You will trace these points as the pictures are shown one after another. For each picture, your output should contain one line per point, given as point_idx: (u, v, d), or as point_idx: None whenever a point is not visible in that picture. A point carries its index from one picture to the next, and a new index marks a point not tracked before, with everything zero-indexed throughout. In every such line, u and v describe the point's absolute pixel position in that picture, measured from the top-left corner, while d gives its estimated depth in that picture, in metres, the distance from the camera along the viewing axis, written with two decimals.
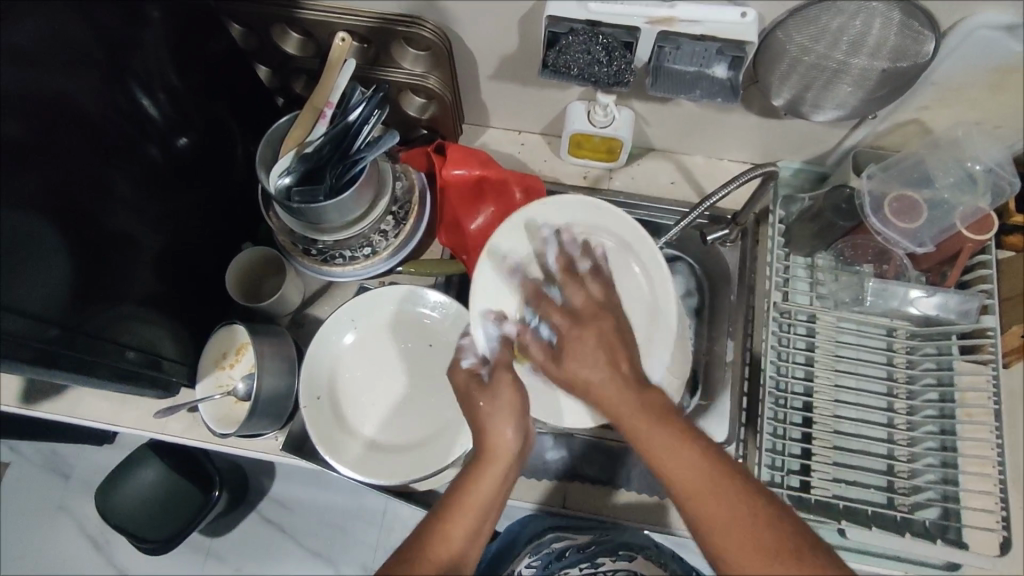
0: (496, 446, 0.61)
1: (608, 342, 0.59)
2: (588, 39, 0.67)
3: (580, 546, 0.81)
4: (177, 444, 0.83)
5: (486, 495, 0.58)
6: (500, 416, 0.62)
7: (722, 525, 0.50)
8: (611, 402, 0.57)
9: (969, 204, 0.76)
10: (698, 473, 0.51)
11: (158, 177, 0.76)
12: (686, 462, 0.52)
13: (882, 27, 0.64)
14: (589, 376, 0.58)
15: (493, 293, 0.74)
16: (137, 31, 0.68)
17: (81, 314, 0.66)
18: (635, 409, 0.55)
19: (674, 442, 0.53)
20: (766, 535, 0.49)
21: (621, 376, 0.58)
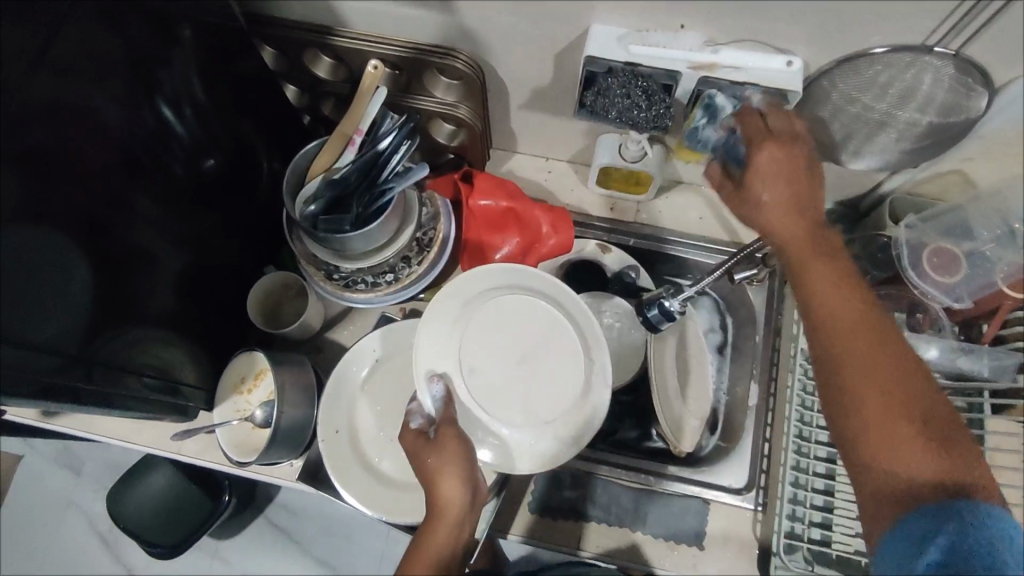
0: (444, 504, 0.63)
1: (811, 232, 0.57)
2: (628, 81, 0.66)
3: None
4: (193, 465, 0.82)
5: (433, 551, 0.61)
6: (445, 472, 0.64)
7: (867, 367, 0.51)
8: (801, 263, 0.56)
9: (1008, 259, 0.74)
10: (869, 341, 0.52)
11: (182, 195, 0.76)
12: (858, 336, 0.52)
13: (933, 82, 0.62)
14: (763, 191, 0.58)
15: (438, 351, 0.72)
16: (168, 50, 0.68)
17: (101, 336, 0.65)
18: (830, 266, 0.55)
19: (856, 308, 0.53)
20: (907, 400, 0.50)
21: (815, 234, 0.57)
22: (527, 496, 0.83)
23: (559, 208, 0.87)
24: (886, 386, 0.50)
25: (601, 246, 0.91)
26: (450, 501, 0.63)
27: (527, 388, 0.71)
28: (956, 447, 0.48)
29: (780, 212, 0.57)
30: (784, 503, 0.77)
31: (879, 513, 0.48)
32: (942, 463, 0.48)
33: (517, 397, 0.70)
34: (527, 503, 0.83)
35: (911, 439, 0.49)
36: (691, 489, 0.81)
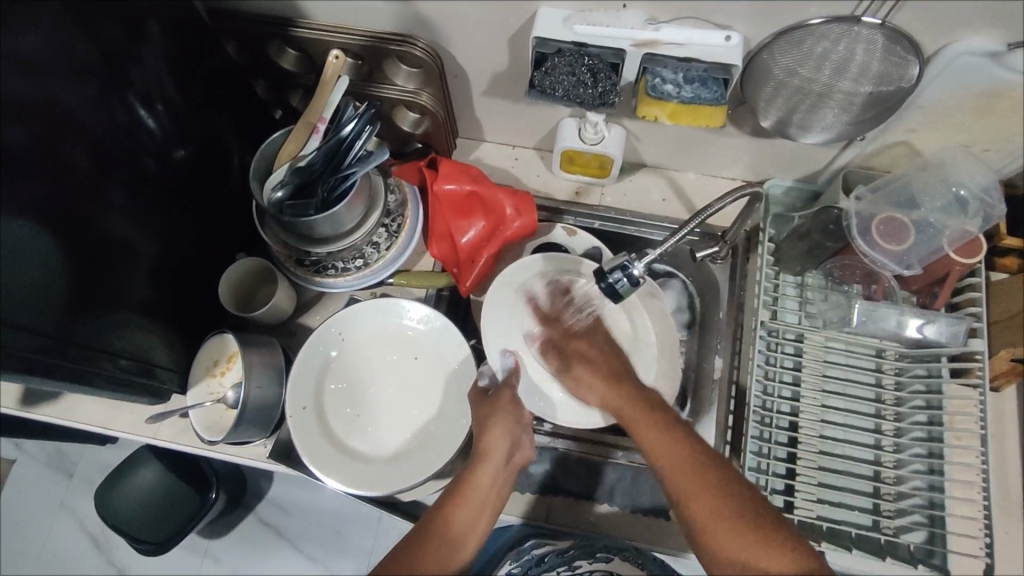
0: (488, 450, 0.68)
1: (600, 367, 0.71)
2: (574, 60, 0.68)
3: (559, 552, 0.86)
4: (169, 449, 0.85)
5: (479, 489, 0.65)
6: (494, 423, 0.70)
7: (694, 497, 0.60)
8: (613, 400, 0.69)
9: (955, 227, 0.76)
10: (698, 486, 0.60)
11: (155, 188, 0.78)
12: (666, 444, 0.63)
13: (865, 53, 0.64)
14: (581, 386, 0.72)
15: (504, 328, 0.79)
16: (138, 46, 0.70)
17: (75, 322, 0.67)
18: (631, 405, 0.68)
19: (668, 439, 0.63)
20: (731, 504, 0.59)
21: (637, 397, 0.68)
22: None
23: (523, 192, 0.89)
24: (718, 508, 0.59)
25: (567, 230, 0.91)
26: (496, 449, 0.68)
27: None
28: (780, 538, 0.57)
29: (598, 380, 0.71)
30: (744, 471, 0.78)
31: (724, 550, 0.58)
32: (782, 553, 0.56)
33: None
34: None
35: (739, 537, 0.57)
36: None
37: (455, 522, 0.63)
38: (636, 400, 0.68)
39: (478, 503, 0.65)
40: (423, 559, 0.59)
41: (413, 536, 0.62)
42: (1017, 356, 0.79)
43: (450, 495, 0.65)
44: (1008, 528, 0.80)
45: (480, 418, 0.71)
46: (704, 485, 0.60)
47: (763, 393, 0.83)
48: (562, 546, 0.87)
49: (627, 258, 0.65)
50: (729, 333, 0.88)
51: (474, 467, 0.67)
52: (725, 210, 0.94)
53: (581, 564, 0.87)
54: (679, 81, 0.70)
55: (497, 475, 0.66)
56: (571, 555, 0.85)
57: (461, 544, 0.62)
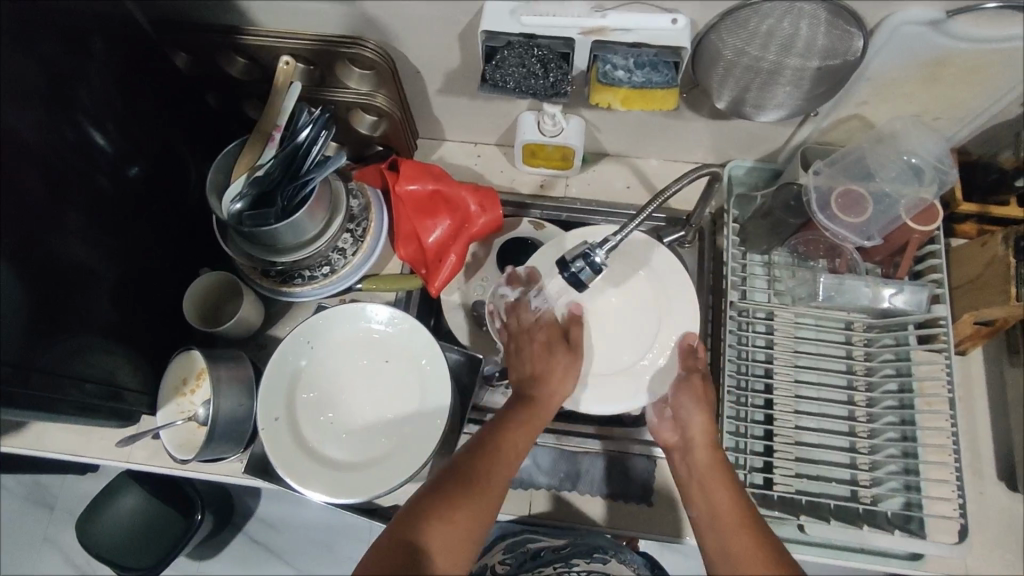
0: (555, 397, 0.72)
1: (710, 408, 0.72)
2: (524, 52, 0.68)
3: (555, 549, 0.85)
4: (143, 472, 0.84)
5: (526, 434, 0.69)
6: (565, 376, 0.73)
7: (752, 562, 0.60)
8: (703, 446, 0.69)
9: (912, 196, 0.77)
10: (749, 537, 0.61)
11: (112, 207, 0.76)
12: (734, 505, 0.64)
13: (810, 28, 0.64)
14: (692, 411, 0.72)
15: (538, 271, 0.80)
16: (82, 64, 0.69)
17: (35, 348, 0.66)
18: (717, 456, 0.69)
19: (739, 505, 0.64)
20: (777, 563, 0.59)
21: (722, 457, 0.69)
22: None
23: (486, 188, 0.88)
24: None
25: (534, 223, 0.92)
26: (557, 395, 0.73)
27: (609, 332, 0.78)
28: None
29: (706, 424, 0.71)
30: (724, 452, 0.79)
31: None
32: None
33: (601, 340, 0.78)
34: None
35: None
36: (634, 448, 0.83)
37: (515, 454, 0.67)
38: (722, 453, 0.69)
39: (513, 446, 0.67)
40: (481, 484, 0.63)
41: (478, 453, 0.66)
42: (980, 318, 0.80)
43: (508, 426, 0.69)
44: (982, 488, 0.81)
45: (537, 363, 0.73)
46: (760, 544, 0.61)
47: (737, 372, 0.84)
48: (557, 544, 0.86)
49: (587, 246, 0.65)
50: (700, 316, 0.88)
51: (536, 407, 0.71)
52: (689, 194, 0.94)
53: (577, 562, 0.83)
54: (630, 67, 0.70)
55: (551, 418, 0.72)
56: (566, 551, 0.84)
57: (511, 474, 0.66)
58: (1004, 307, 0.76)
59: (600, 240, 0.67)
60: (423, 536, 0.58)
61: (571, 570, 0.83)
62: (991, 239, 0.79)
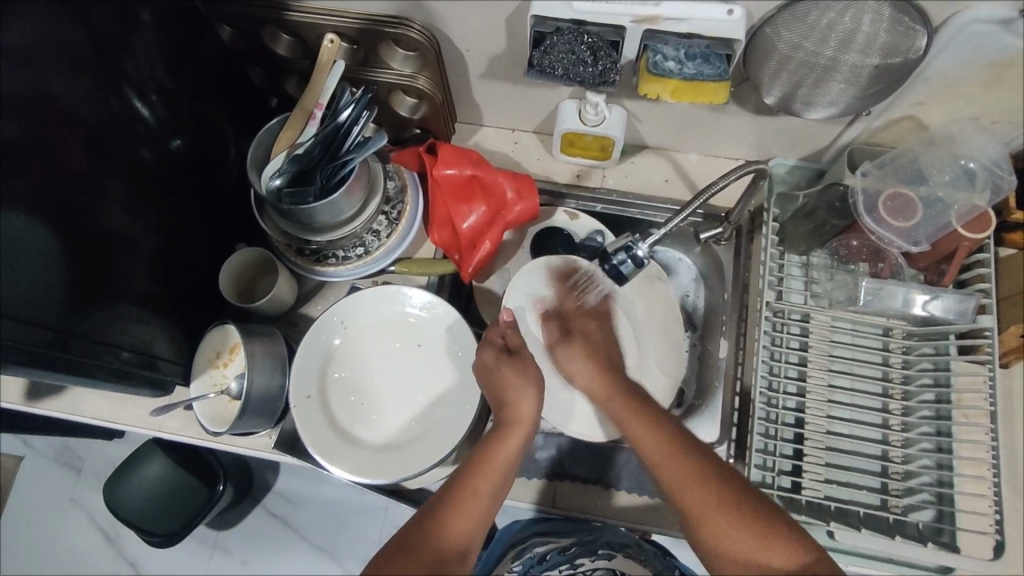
0: (519, 418, 0.68)
1: (592, 353, 0.76)
2: (574, 38, 0.67)
3: (562, 550, 0.86)
4: (175, 441, 0.85)
5: (507, 457, 0.66)
6: (523, 393, 0.69)
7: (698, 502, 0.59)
8: (605, 392, 0.73)
9: (965, 202, 0.75)
10: (690, 481, 0.60)
11: (152, 179, 0.77)
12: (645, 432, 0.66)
13: (872, 23, 0.62)
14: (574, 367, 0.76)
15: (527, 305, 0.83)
16: (129, 34, 0.69)
17: (76, 314, 0.67)
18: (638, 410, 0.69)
19: (651, 427, 0.66)
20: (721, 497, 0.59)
21: (648, 413, 0.68)
22: None
23: (523, 175, 0.88)
24: (705, 490, 0.59)
25: (569, 214, 0.91)
26: (527, 416, 0.68)
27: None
28: (773, 529, 0.56)
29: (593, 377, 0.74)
30: (753, 453, 0.78)
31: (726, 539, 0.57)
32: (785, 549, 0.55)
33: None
34: None
35: (736, 532, 0.57)
36: None
37: (484, 492, 0.63)
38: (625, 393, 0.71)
39: (502, 471, 0.65)
40: (461, 512, 0.61)
41: (451, 483, 0.64)
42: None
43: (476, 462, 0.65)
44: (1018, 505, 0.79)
45: (506, 386, 0.70)
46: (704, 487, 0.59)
47: (770, 374, 0.83)
48: (564, 543, 0.86)
49: (631, 239, 0.64)
50: (733, 315, 0.87)
51: (506, 432, 0.68)
52: (729, 191, 0.93)
53: (583, 562, 0.85)
54: (680, 58, 0.68)
55: (525, 441, 0.67)
56: (573, 552, 0.84)
57: (491, 500, 0.64)
58: None
59: (643, 233, 0.66)
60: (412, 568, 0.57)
61: (577, 572, 0.84)
62: None
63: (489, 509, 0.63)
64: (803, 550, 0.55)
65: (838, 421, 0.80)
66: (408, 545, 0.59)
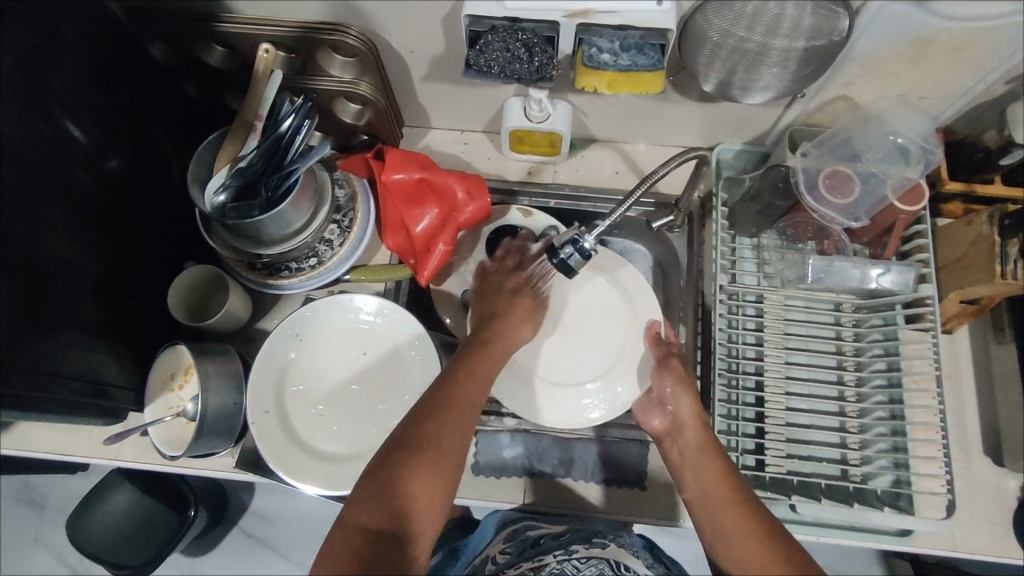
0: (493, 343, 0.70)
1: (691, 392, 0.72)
2: (508, 36, 0.67)
3: (554, 536, 0.80)
4: (133, 469, 0.83)
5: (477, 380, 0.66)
6: (517, 322, 0.73)
7: (751, 552, 0.59)
8: (692, 419, 0.70)
9: (898, 175, 0.78)
10: (750, 528, 0.60)
11: (93, 202, 0.74)
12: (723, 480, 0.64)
13: (795, 8, 0.64)
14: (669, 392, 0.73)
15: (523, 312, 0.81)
16: (54, 55, 0.66)
17: (19, 347, 0.65)
18: (706, 440, 0.68)
19: (732, 482, 0.64)
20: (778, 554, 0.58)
21: (713, 448, 0.67)
22: (469, 457, 0.84)
23: (473, 175, 0.88)
24: (767, 553, 0.59)
25: (522, 211, 0.91)
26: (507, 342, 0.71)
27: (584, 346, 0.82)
28: None
29: (693, 409, 0.71)
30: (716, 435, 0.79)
31: None
32: None
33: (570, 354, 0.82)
34: (469, 466, 0.83)
35: None
36: (628, 434, 0.83)
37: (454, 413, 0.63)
38: (705, 433, 0.69)
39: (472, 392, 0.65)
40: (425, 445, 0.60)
41: (425, 407, 0.63)
42: (966, 297, 0.80)
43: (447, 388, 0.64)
44: (970, 464, 0.82)
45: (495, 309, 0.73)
46: (762, 540, 0.59)
47: (728, 356, 0.84)
48: (557, 531, 0.81)
49: (577, 232, 0.64)
50: (690, 300, 0.89)
51: (487, 350, 0.69)
52: (679, 179, 0.94)
53: (577, 549, 0.77)
54: (615, 50, 0.69)
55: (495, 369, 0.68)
56: (566, 537, 0.79)
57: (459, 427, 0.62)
58: (991, 285, 0.76)
59: (589, 225, 0.67)
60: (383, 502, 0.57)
61: (571, 558, 0.76)
62: (977, 217, 0.79)
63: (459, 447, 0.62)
64: None
65: (796, 396, 0.82)
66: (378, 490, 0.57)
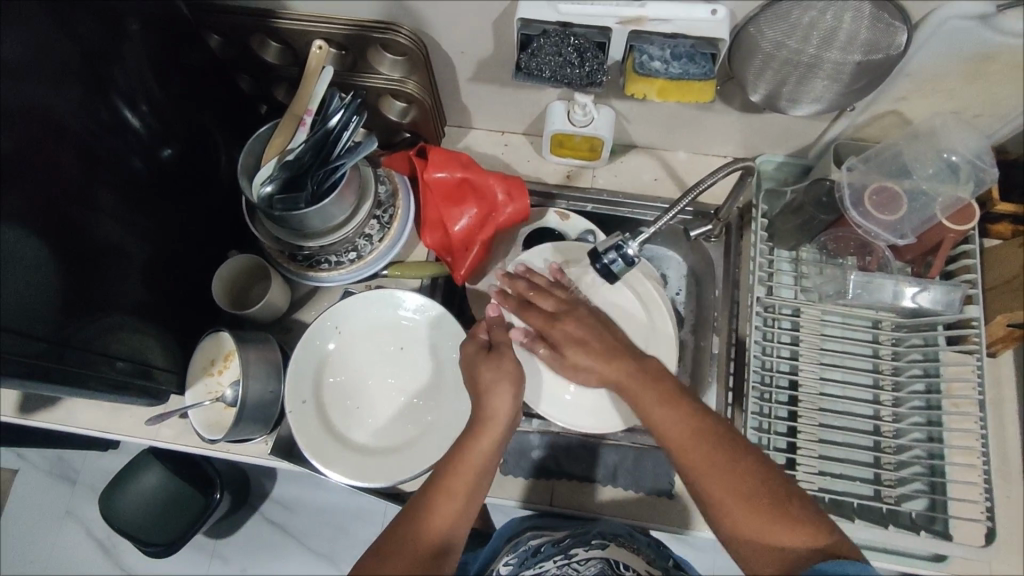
0: (496, 410, 0.66)
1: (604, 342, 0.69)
2: (560, 41, 0.68)
3: (555, 542, 0.82)
4: (171, 450, 0.85)
5: (481, 456, 0.64)
6: (498, 386, 0.67)
7: (714, 482, 0.59)
8: (617, 369, 0.67)
9: (949, 194, 0.76)
10: (707, 461, 0.60)
11: (144, 187, 0.77)
12: (686, 426, 0.62)
13: (853, 21, 0.63)
14: (586, 362, 0.68)
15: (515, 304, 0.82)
16: (117, 44, 0.69)
17: (71, 324, 0.67)
18: (638, 379, 0.66)
19: (678, 416, 0.62)
20: (745, 483, 0.58)
21: (652, 383, 0.65)
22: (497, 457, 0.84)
23: (514, 177, 0.88)
24: (731, 483, 0.58)
25: (560, 214, 0.91)
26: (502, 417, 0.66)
27: None
28: (797, 514, 0.56)
29: (603, 357, 0.68)
30: None
31: (749, 526, 0.57)
32: (807, 536, 0.55)
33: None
34: (498, 466, 0.84)
35: (757, 519, 0.57)
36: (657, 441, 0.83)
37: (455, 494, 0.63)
38: (644, 374, 0.66)
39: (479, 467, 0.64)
40: (438, 512, 0.62)
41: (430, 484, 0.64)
42: (1014, 321, 0.78)
43: (450, 466, 0.64)
44: (1009, 491, 0.80)
45: (482, 378, 0.67)
46: (722, 469, 0.59)
47: (761, 368, 0.84)
48: (557, 535, 0.82)
49: (621, 238, 0.64)
50: (725, 310, 0.88)
51: (480, 428, 0.66)
52: (718, 188, 0.94)
53: (577, 552, 0.80)
54: (666, 58, 0.69)
55: (501, 438, 0.66)
56: (566, 543, 0.80)
57: (472, 493, 0.64)
58: None
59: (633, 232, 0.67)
60: (404, 568, 0.58)
61: (571, 563, 0.80)
62: None
63: (471, 504, 0.64)
64: (826, 535, 0.55)
65: (831, 414, 0.81)
66: (396, 547, 0.60)
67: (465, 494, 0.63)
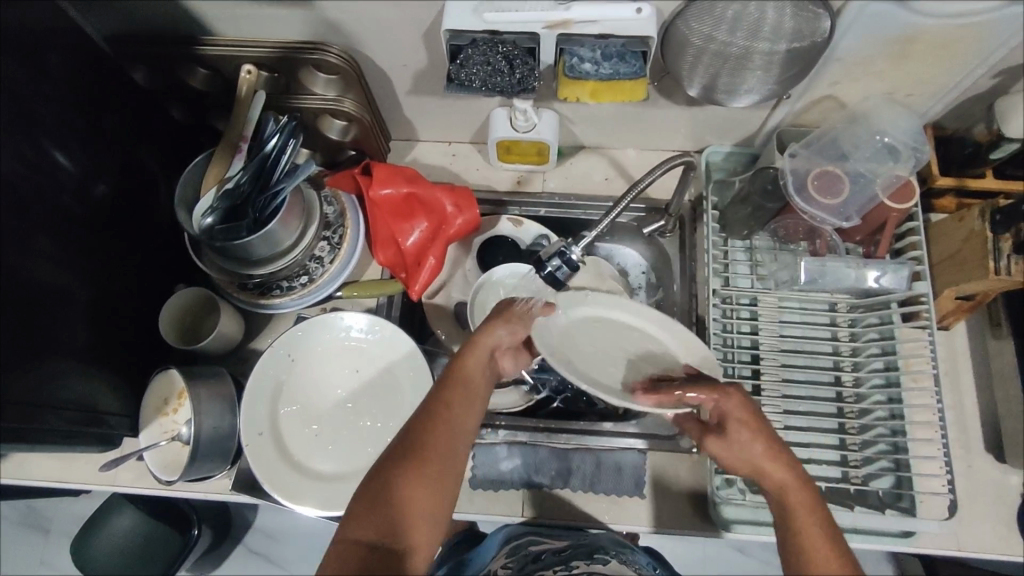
0: (482, 344, 0.64)
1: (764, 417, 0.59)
2: (489, 49, 0.67)
3: (556, 550, 0.79)
4: (131, 494, 0.83)
5: (476, 390, 0.61)
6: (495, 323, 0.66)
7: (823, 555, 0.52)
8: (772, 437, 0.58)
9: (888, 173, 0.77)
10: (828, 537, 0.53)
11: (81, 228, 0.74)
12: (813, 502, 0.55)
13: (776, 11, 0.63)
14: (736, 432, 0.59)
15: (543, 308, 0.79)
16: (37, 84, 0.66)
17: (12, 377, 0.65)
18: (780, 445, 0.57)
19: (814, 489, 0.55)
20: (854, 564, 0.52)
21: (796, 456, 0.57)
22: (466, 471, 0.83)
23: (461, 188, 0.88)
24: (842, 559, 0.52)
25: (513, 220, 0.92)
26: (478, 377, 0.62)
27: None
28: None
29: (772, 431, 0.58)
30: None
31: None
32: None
33: None
34: (467, 479, 0.83)
35: None
36: (624, 442, 0.83)
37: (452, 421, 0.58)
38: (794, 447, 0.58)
39: (470, 401, 0.60)
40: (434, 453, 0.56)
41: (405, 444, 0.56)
42: (961, 293, 0.80)
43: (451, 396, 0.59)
44: (971, 462, 0.81)
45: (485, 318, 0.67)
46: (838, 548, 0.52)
47: (723, 359, 0.83)
48: (558, 544, 0.80)
49: (563, 244, 0.65)
50: (684, 305, 0.88)
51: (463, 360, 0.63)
52: (669, 182, 0.94)
53: (577, 565, 0.76)
54: (597, 59, 0.69)
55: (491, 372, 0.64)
56: (568, 552, 0.78)
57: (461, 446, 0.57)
58: (984, 281, 0.75)
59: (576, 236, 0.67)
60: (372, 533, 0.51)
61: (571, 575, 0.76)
62: (968, 214, 0.79)
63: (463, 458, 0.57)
64: None
65: (793, 401, 0.81)
66: (379, 504, 0.53)
67: (454, 444, 0.57)
